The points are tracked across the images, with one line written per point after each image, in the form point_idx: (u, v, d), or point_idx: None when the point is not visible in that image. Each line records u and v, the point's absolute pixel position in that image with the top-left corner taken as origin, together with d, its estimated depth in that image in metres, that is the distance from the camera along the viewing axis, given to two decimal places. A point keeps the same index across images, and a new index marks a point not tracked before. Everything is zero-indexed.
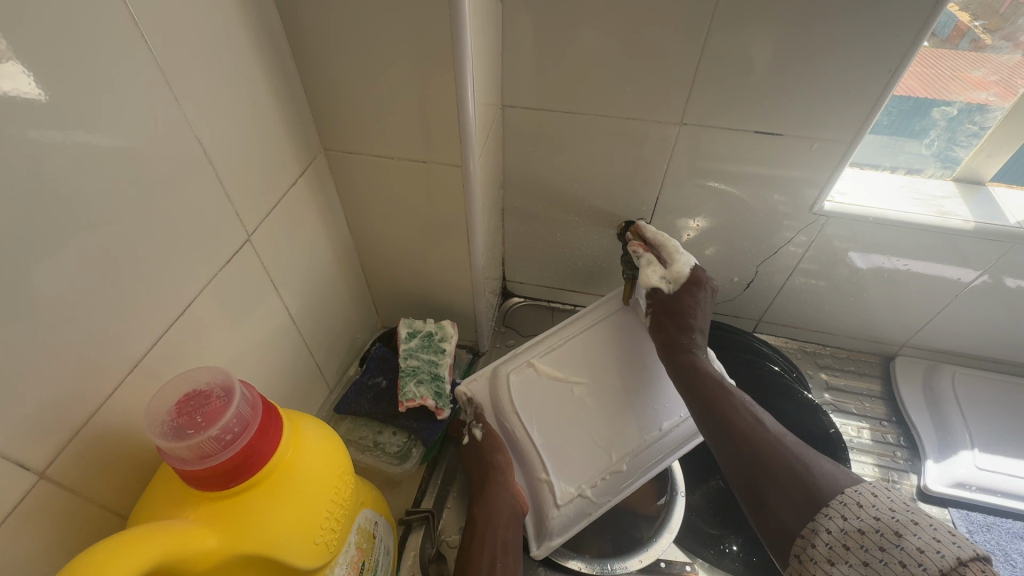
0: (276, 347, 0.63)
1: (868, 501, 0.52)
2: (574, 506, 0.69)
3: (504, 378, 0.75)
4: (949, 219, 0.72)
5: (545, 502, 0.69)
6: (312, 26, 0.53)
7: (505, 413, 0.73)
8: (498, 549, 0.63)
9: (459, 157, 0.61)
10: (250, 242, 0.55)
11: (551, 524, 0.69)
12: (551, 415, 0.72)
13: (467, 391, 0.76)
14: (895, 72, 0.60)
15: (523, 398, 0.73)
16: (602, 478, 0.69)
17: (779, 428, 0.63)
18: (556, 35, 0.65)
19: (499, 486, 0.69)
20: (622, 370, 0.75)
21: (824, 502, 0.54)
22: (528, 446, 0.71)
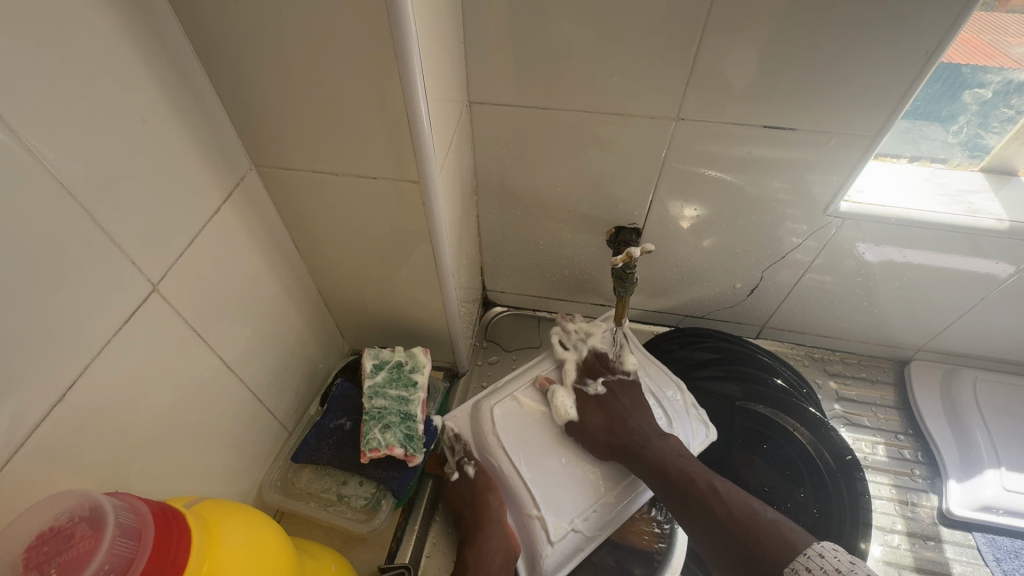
0: (211, 403, 0.54)
1: (817, 564, 0.49)
2: (567, 542, 0.61)
3: (486, 409, 0.68)
4: (980, 218, 0.63)
5: (537, 541, 0.61)
6: (217, 23, 0.42)
7: (489, 446, 0.66)
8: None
9: (415, 171, 0.52)
10: (160, 292, 0.46)
11: (545, 565, 0.60)
12: (538, 447, 0.65)
13: (451, 426, 0.69)
14: (932, 55, 0.50)
15: (507, 428, 0.67)
16: (597, 508, 0.62)
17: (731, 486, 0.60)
18: (526, 21, 0.55)
19: (491, 528, 0.61)
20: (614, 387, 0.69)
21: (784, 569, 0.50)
22: (517, 479, 0.63)
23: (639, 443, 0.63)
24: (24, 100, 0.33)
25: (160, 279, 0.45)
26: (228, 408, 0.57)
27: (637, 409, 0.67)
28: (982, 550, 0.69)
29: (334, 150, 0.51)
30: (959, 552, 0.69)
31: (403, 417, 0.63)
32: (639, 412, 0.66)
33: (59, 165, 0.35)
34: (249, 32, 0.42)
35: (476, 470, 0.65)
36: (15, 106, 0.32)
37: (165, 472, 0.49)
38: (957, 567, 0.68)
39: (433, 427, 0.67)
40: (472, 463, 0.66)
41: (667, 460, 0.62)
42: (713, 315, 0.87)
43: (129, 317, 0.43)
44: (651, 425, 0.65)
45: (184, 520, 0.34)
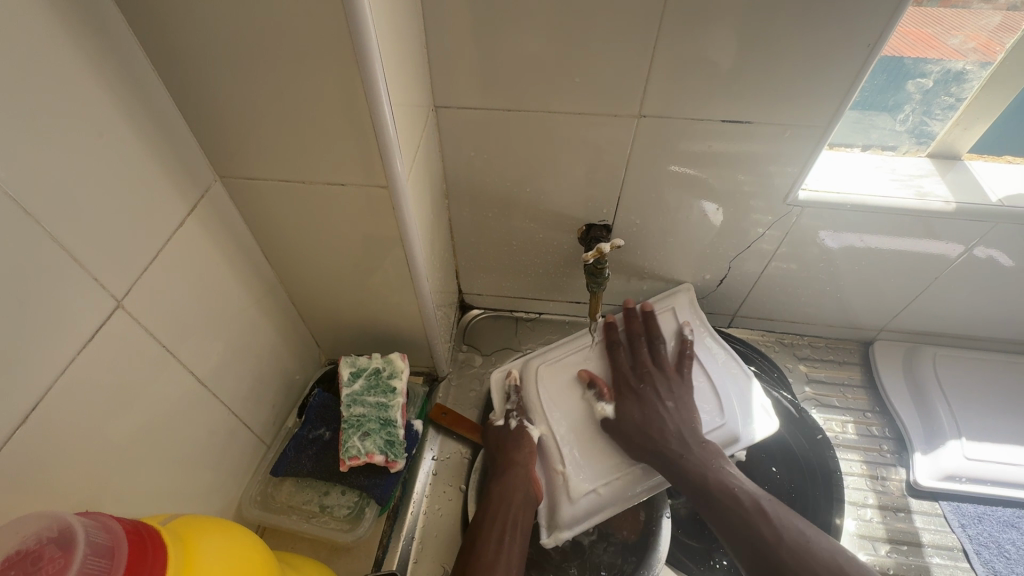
0: (184, 420, 0.53)
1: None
2: (590, 500, 0.66)
3: (534, 371, 0.77)
4: (929, 201, 0.66)
5: (558, 494, 0.67)
6: (172, 34, 0.42)
7: (531, 407, 0.74)
8: (506, 536, 0.61)
9: (383, 176, 0.52)
10: (124, 310, 0.45)
11: (561, 515, 0.65)
12: (579, 415, 0.73)
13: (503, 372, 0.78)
14: (874, 48, 0.53)
15: (555, 395, 0.75)
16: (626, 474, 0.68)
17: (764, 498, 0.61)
18: (487, 25, 0.56)
19: (518, 472, 0.66)
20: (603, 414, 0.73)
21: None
22: (551, 443, 0.70)
23: (675, 453, 0.65)
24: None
25: (123, 295, 0.44)
26: (203, 424, 0.56)
27: (680, 410, 0.69)
28: (949, 518, 0.72)
29: (300, 158, 0.51)
30: (928, 521, 0.72)
31: (383, 423, 0.63)
32: (682, 414, 0.69)
33: (10, 182, 0.35)
34: (207, 43, 0.42)
35: (517, 423, 0.71)
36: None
37: (137, 491, 0.48)
38: (926, 536, 0.70)
39: (414, 432, 0.67)
40: (515, 417, 0.72)
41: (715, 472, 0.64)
42: None
43: (94, 335, 0.42)
44: (692, 430, 0.68)
45: (160, 535, 0.33)
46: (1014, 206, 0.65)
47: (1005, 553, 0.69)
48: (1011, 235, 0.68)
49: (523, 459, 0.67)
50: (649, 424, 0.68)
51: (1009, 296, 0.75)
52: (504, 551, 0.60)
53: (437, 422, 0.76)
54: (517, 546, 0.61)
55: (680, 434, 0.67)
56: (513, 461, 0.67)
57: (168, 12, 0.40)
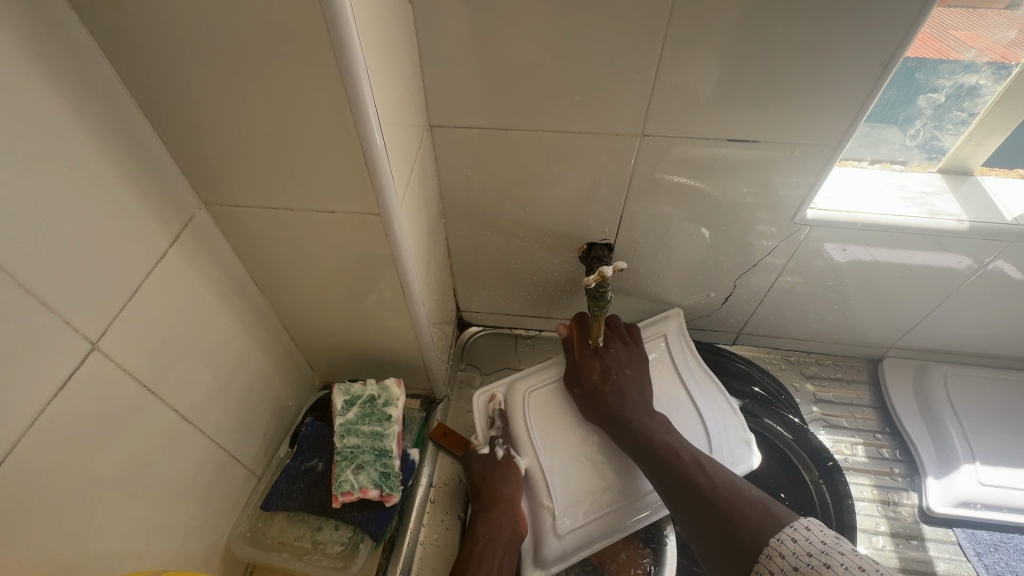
0: (168, 458, 0.51)
1: (791, 549, 0.47)
2: (575, 534, 0.64)
3: (521, 395, 0.74)
4: (942, 220, 0.64)
5: (544, 529, 0.65)
6: (150, 60, 0.39)
7: (518, 435, 0.71)
8: None
9: (377, 202, 0.50)
10: (102, 350, 0.42)
11: (546, 551, 0.63)
12: (563, 442, 0.71)
13: (489, 395, 0.75)
14: (888, 65, 0.51)
15: (541, 422, 0.72)
16: (610, 509, 0.65)
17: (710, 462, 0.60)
18: (484, 43, 0.54)
19: (506, 508, 0.63)
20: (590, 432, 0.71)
21: (757, 558, 0.49)
22: (537, 474, 0.68)
23: (627, 415, 0.66)
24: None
25: (99, 335, 0.42)
26: (189, 460, 0.54)
27: (637, 378, 0.70)
28: (963, 546, 0.69)
29: (289, 184, 0.49)
30: (941, 550, 0.69)
31: (378, 454, 0.61)
32: (636, 380, 0.70)
33: None
34: (189, 69, 0.40)
35: (505, 454, 0.69)
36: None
37: (118, 537, 0.46)
38: (940, 565, 0.68)
39: (410, 461, 0.65)
40: (501, 445, 0.70)
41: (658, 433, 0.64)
42: (689, 325, 0.88)
43: (67, 380, 0.39)
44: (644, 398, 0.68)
45: None
46: None
47: None
48: None
49: (509, 495, 0.65)
50: (608, 381, 0.69)
51: (1023, 314, 0.73)
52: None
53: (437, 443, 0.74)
54: None
55: (635, 398, 0.68)
56: (498, 496, 0.65)
57: (145, 38, 0.38)
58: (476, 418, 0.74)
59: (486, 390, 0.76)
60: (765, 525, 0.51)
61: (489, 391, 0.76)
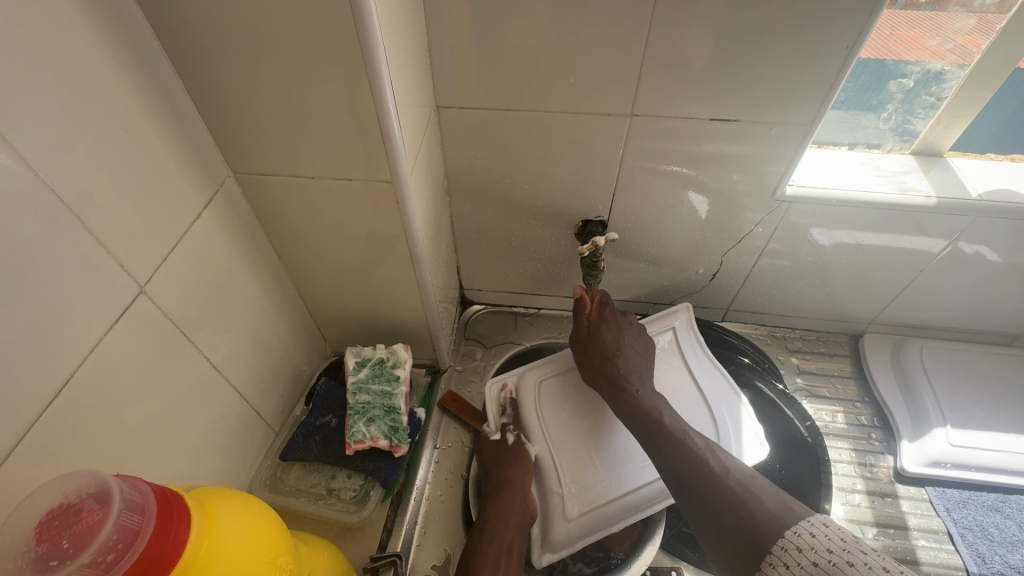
0: (198, 403, 0.56)
1: (808, 544, 0.45)
2: (581, 520, 0.67)
3: (532, 387, 0.78)
4: (911, 195, 0.69)
5: (553, 514, 0.68)
6: (191, 38, 0.45)
7: (530, 425, 0.75)
8: (502, 555, 0.60)
9: (388, 173, 0.54)
10: (146, 296, 0.48)
11: (555, 534, 0.67)
12: (573, 432, 0.74)
13: (502, 384, 0.79)
14: (852, 48, 0.56)
15: (551, 413, 0.75)
16: (615, 500, 0.68)
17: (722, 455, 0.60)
18: (487, 28, 0.59)
19: (515, 490, 0.66)
20: (598, 422, 0.74)
21: (766, 549, 0.47)
22: (548, 464, 0.71)
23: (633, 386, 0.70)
24: (13, 110, 0.35)
25: (145, 281, 0.47)
26: (216, 408, 0.59)
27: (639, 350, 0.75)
28: (934, 503, 0.74)
29: (310, 154, 0.54)
30: (913, 506, 0.74)
31: (387, 409, 0.66)
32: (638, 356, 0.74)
33: (46, 173, 0.38)
34: (225, 45, 0.45)
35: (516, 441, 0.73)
36: (5, 116, 0.34)
37: (156, 468, 0.51)
38: (912, 520, 0.73)
39: (417, 419, 0.70)
40: (512, 433, 0.74)
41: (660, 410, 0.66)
42: (680, 302, 0.92)
43: (118, 318, 0.45)
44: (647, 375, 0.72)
45: (185, 499, 0.36)
46: (994, 200, 0.68)
47: (988, 535, 0.71)
48: (990, 228, 0.70)
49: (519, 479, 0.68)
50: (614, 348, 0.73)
51: (990, 288, 0.78)
52: (501, 568, 0.59)
53: (445, 408, 0.80)
54: (513, 563, 0.61)
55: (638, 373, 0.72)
56: (508, 481, 0.68)
57: (188, 17, 0.43)
58: (489, 407, 0.77)
59: (498, 380, 0.79)
60: (779, 515, 0.50)
61: (504, 379, 0.79)
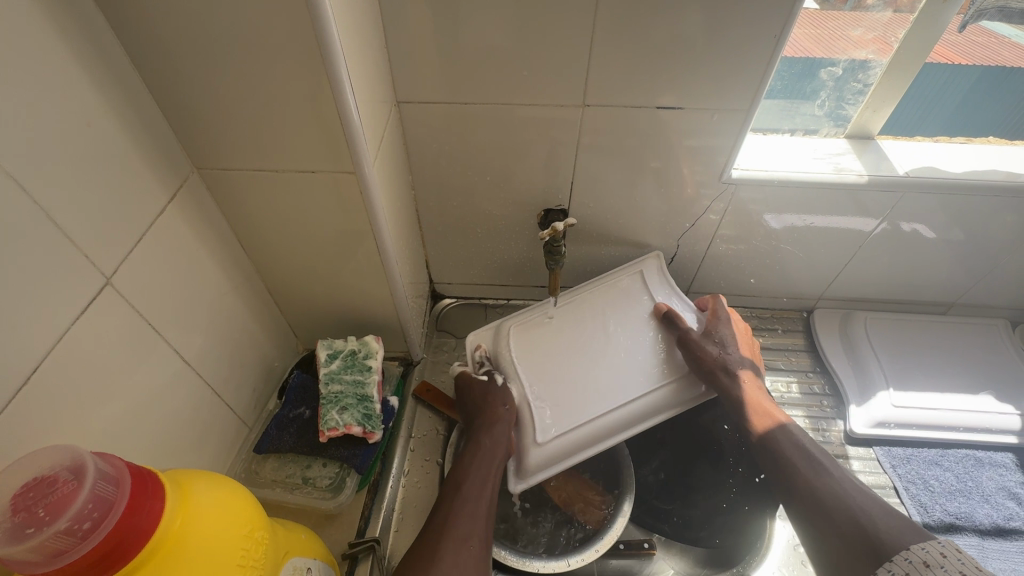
0: (169, 397, 0.56)
1: (937, 560, 0.46)
2: (553, 446, 0.68)
3: (505, 332, 0.79)
4: (845, 174, 0.74)
5: (526, 445, 0.69)
6: (150, 32, 0.46)
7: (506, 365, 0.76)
8: (474, 490, 0.63)
9: (350, 164, 0.56)
10: (113, 288, 0.48)
11: (529, 462, 0.68)
12: (550, 372, 0.74)
13: (477, 342, 0.80)
14: (780, 38, 0.60)
15: (526, 359, 0.75)
16: (619, 406, 0.70)
17: (836, 467, 0.61)
18: (444, 24, 0.61)
19: (497, 427, 0.68)
20: (575, 357, 0.75)
21: (887, 558, 0.49)
22: (524, 408, 0.71)
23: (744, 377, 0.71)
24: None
25: (111, 273, 0.48)
26: (188, 402, 0.59)
27: (740, 360, 0.73)
28: (880, 460, 0.79)
29: (273, 148, 0.55)
30: (863, 465, 0.79)
31: (360, 398, 0.67)
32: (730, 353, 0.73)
33: (8, 163, 0.38)
34: (186, 41, 0.46)
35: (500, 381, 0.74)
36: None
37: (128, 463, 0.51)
38: (862, 478, 0.78)
39: (389, 407, 0.71)
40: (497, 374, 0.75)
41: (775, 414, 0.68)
42: None
43: (86, 308, 0.45)
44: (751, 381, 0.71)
45: (160, 475, 0.37)
46: (919, 176, 0.74)
47: (929, 486, 0.76)
48: (919, 203, 0.76)
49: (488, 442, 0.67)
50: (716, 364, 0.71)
51: (923, 259, 0.85)
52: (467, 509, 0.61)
53: (420, 397, 0.82)
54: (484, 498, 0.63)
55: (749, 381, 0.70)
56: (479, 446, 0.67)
57: (147, 12, 0.44)
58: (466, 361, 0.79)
59: (474, 341, 0.80)
60: (882, 528, 0.52)
61: (476, 336, 0.81)
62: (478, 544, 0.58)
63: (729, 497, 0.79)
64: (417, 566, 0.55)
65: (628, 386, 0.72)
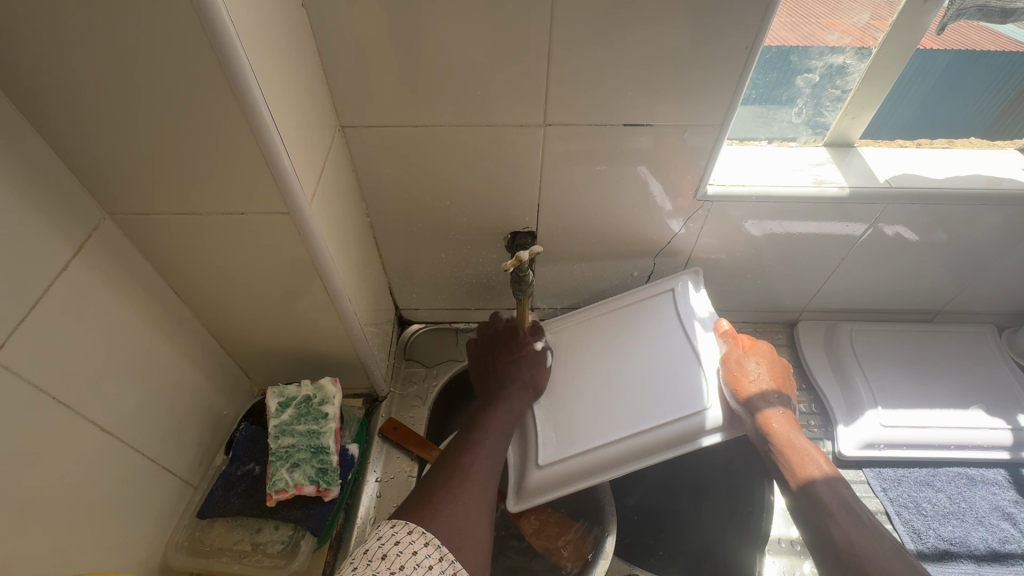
0: (89, 473, 0.50)
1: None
2: (557, 469, 0.68)
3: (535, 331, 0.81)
4: (826, 187, 0.71)
5: (529, 462, 0.70)
6: (28, 69, 0.39)
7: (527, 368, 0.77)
8: (476, 454, 0.61)
9: (283, 203, 0.50)
10: (3, 364, 0.42)
11: (529, 482, 0.68)
12: (560, 393, 0.74)
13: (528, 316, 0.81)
14: (752, 49, 0.56)
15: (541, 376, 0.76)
16: (632, 434, 0.67)
17: (870, 518, 0.59)
18: (386, 41, 0.56)
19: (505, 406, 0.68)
20: (585, 380, 0.74)
21: None
22: (530, 430, 0.71)
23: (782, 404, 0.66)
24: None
25: None
26: (113, 474, 0.53)
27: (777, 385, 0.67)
28: (871, 483, 0.76)
29: (193, 188, 0.49)
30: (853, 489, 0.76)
31: (314, 451, 0.62)
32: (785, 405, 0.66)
33: None
34: (73, 78, 0.40)
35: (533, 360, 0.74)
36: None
37: (37, 556, 0.45)
38: None
39: (349, 456, 0.66)
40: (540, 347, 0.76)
41: (819, 459, 0.63)
42: None
43: None
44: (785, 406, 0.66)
45: None
46: (901, 186, 0.70)
47: (921, 511, 0.74)
48: (903, 213, 0.73)
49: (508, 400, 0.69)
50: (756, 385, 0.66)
51: (908, 268, 0.82)
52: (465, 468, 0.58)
53: (386, 436, 0.76)
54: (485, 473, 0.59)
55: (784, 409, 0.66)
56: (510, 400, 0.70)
57: (20, 47, 0.38)
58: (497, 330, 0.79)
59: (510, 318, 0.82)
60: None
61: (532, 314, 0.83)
62: (493, 490, 0.58)
63: (715, 527, 0.75)
64: (439, 489, 0.55)
65: (641, 411, 0.69)
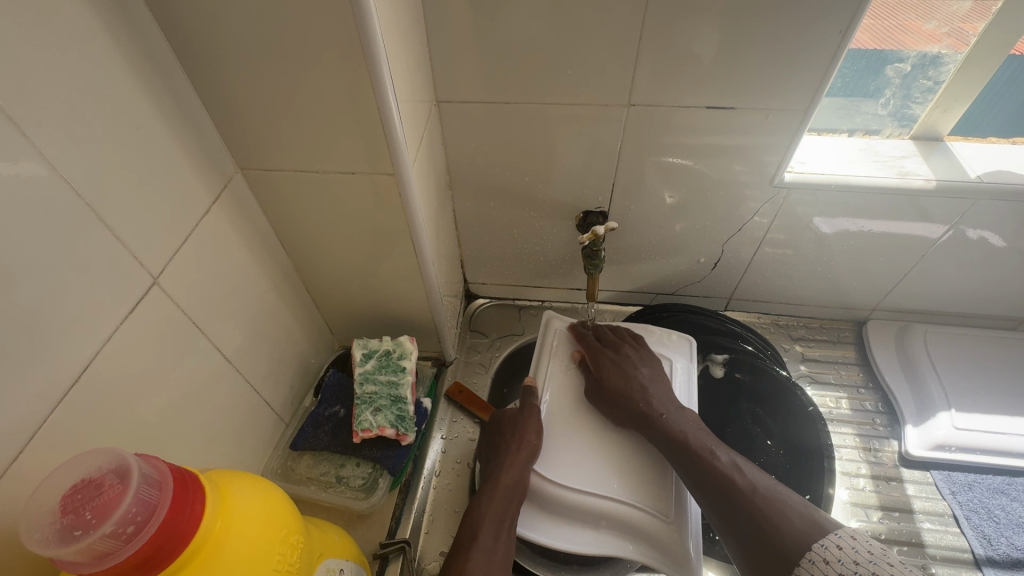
0: (211, 394, 0.57)
1: (835, 556, 0.47)
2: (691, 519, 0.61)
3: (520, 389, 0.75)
4: (910, 179, 0.69)
5: (658, 536, 0.60)
6: (195, 36, 0.46)
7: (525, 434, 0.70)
8: (495, 530, 0.59)
9: (390, 166, 0.55)
10: (160, 288, 0.49)
11: (675, 551, 0.59)
12: (574, 460, 0.66)
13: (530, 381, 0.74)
14: (846, 33, 0.56)
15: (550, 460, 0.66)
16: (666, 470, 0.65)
17: (755, 471, 0.58)
18: (487, 23, 0.60)
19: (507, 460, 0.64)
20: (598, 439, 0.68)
21: (795, 560, 0.49)
22: (620, 516, 0.62)
23: (650, 396, 0.66)
24: (19, 101, 0.36)
25: (157, 273, 0.48)
26: (227, 398, 0.60)
27: (654, 375, 0.69)
28: (939, 486, 0.75)
29: (313, 148, 0.55)
30: (918, 489, 0.75)
31: (394, 399, 0.67)
32: (653, 382, 0.68)
33: (64, 168, 0.39)
34: (229, 44, 0.46)
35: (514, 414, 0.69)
36: (9, 104, 0.35)
37: (170, 457, 0.53)
38: (917, 503, 0.73)
39: (423, 408, 0.71)
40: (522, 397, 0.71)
41: (689, 430, 0.62)
42: (682, 292, 0.93)
43: (134, 306, 0.46)
44: (666, 393, 0.67)
45: (200, 480, 0.37)
46: (992, 182, 0.68)
47: (994, 517, 0.71)
48: (992, 211, 0.70)
49: (512, 483, 0.62)
50: (628, 383, 0.67)
51: (991, 271, 0.78)
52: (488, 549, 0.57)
53: (453, 398, 0.81)
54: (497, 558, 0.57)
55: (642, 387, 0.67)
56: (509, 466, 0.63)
57: (194, 16, 0.45)
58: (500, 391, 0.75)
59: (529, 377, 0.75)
60: (807, 530, 0.51)
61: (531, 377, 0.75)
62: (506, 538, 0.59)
63: None
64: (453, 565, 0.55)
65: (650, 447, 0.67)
